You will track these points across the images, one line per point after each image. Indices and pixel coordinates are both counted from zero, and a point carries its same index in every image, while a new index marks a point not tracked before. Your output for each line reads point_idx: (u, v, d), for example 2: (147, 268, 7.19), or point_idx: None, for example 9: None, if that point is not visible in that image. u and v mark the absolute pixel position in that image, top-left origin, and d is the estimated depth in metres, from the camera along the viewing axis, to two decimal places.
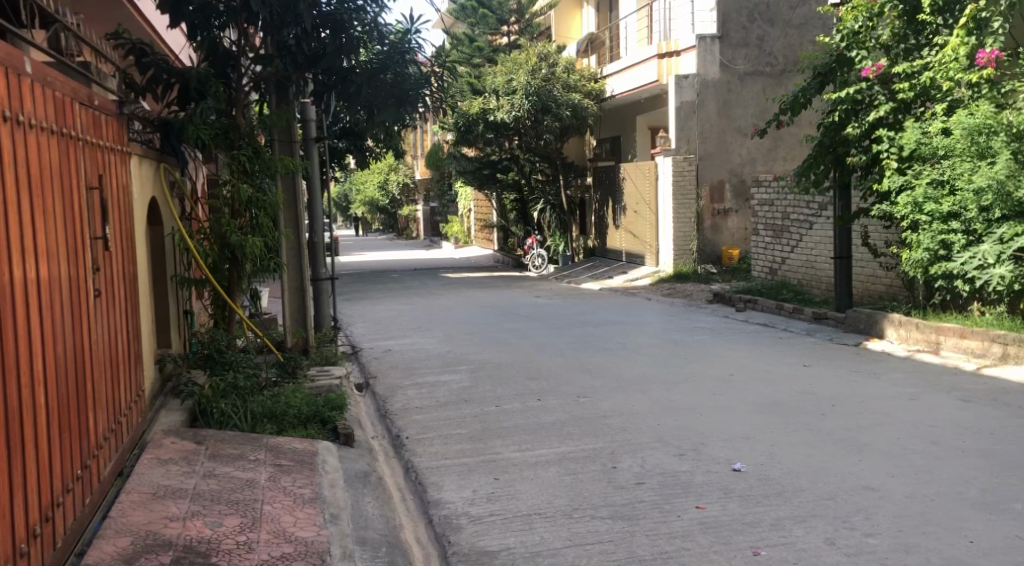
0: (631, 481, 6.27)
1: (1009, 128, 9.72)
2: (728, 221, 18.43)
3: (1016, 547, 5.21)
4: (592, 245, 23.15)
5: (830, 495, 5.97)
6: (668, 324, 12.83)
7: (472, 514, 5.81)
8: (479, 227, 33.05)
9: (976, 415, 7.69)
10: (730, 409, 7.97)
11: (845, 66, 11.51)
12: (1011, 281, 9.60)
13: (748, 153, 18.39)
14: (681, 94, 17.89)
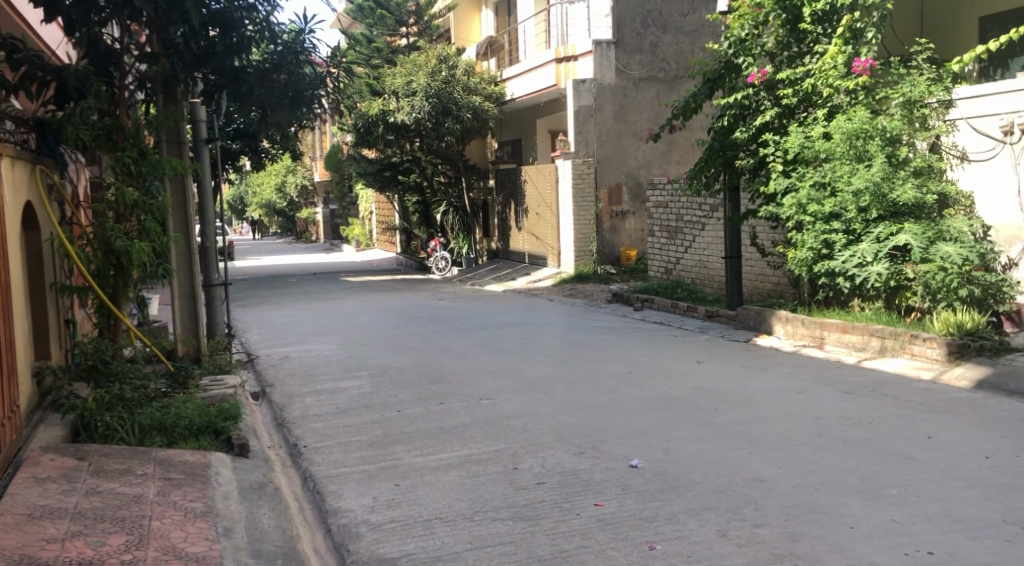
0: (532, 481, 6.37)
1: (883, 133, 10.15)
2: (625, 222, 18.72)
3: (892, 531, 5.49)
4: (495, 247, 23.19)
5: (722, 488, 6.18)
6: (569, 325, 13.01)
7: (372, 521, 5.82)
8: (380, 231, 32.84)
9: (858, 406, 8.05)
10: (628, 406, 8.15)
11: (733, 73, 11.85)
12: (887, 277, 10.03)
13: (645, 157, 18.73)
14: (579, 98, 18.20)
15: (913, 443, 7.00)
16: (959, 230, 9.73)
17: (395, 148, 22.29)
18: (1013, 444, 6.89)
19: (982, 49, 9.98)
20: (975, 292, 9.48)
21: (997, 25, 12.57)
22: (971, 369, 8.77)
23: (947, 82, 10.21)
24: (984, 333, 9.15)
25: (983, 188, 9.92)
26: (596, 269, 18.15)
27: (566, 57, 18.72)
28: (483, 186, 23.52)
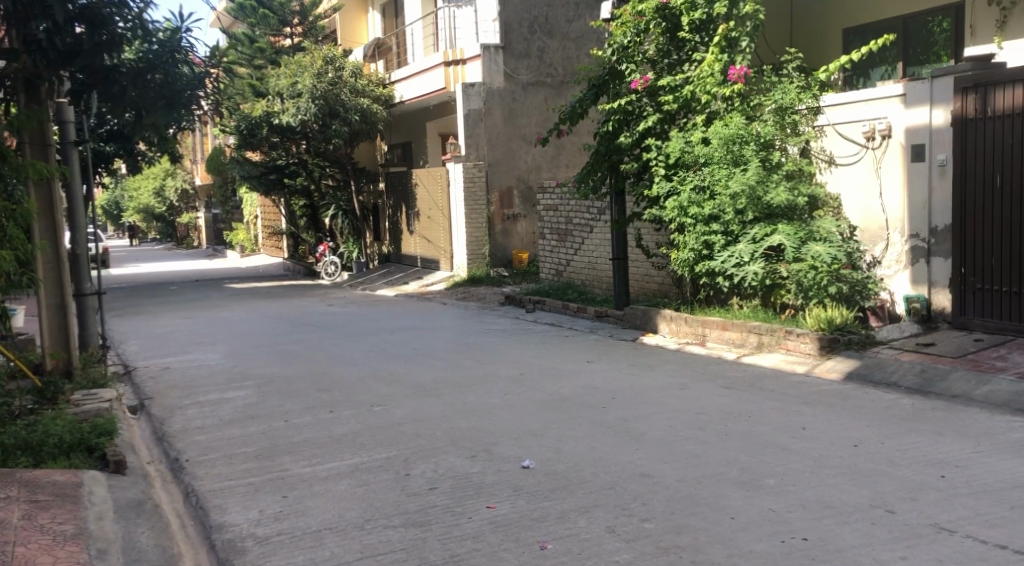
0: (425, 486, 6.44)
1: (757, 138, 10.62)
2: (517, 226, 18.93)
3: (769, 520, 5.77)
4: (387, 251, 23.07)
5: (610, 484, 6.37)
6: (460, 328, 13.12)
7: (259, 535, 5.79)
8: (265, 235, 32.30)
9: (738, 400, 8.39)
10: (520, 408, 8.29)
11: (617, 79, 12.11)
12: (764, 276, 10.40)
13: (534, 160, 18.95)
14: (468, 102, 18.33)
15: (789, 434, 7.35)
16: (828, 231, 10.21)
17: (281, 149, 22.02)
18: (880, 432, 7.31)
19: (848, 58, 10.49)
20: (844, 289, 9.88)
21: (858, 37, 13.22)
22: (841, 362, 9.20)
23: (816, 90, 10.68)
24: (852, 327, 9.66)
25: (849, 191, 10.46)
26: (488, 272, 18.31)
27: (455, 60, 18.83)
28: (373, 189, 23.36)
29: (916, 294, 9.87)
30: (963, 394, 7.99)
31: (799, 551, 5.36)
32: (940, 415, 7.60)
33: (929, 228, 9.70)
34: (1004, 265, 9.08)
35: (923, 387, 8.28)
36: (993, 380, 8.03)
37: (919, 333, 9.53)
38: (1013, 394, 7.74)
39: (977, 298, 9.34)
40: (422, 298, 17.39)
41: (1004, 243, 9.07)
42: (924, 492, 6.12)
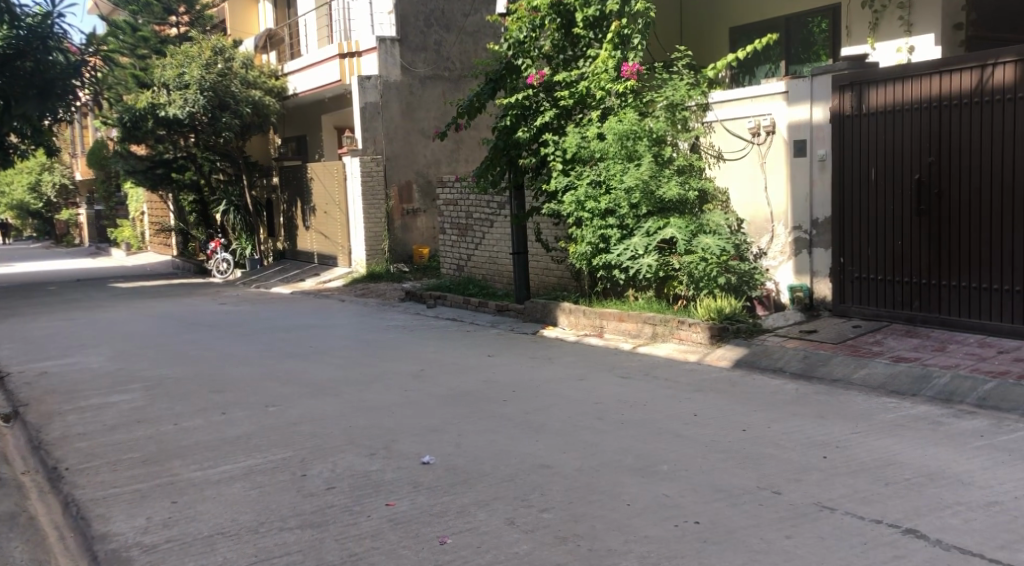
0: (321, 487, 6.33)
1: (650, 134, 10.84)
2: (417, 221, 18.96)
3: (665, 505, 5.88)
4: (281, 247, 22.77)
5: (510, 476, 6.31)
6: (357, 326, 13.04)
7: (145, 543, 5.62)
8: (152, 232, 31.51)
9: (634, 389, 8.55)
10: (419, 403, 8.27)
11: (513, 74, 12.20)
12: (657, 268, 10.62)
13: (433, 154, 18.99)
14: (365, 94, 18.17)
15: (682, 421, 7.54)
16: (717, 224, 10.55)
17: (167, 143, 21.51)
18: (768, 417, 7.58)
19: (734, 56, 10.83)
20: (732, 280, 10.27)
21: (744, 36, 13.65)
22: (731, 350, 9.49)
23: (704, 87, 11.02)
24: (740, 317, 9.95)
25: (737, 184, 10.83)
26: (388, 268, 18.23)
27: (349, 52, 18.66)
28: (266, 183, 22.95)
29: (799, 283, 10.28)
30: (843, 377, 8.38)
31: (693, 534, 5.48)
32: (823, 400, 7.94)
33: (811, 220, 10.12)
34: (879, 255, 9.54)
35: (806, 372, 8.66)
36: (870, 364, 8.44)
37: (803, 321, 9.95)
38: (888, 376, 8.17)
39: (855, 286, 9.80)
40: (319, 296, 17.22)
41: (879, 234, 9.52)
42: (808, 473, 6.41)
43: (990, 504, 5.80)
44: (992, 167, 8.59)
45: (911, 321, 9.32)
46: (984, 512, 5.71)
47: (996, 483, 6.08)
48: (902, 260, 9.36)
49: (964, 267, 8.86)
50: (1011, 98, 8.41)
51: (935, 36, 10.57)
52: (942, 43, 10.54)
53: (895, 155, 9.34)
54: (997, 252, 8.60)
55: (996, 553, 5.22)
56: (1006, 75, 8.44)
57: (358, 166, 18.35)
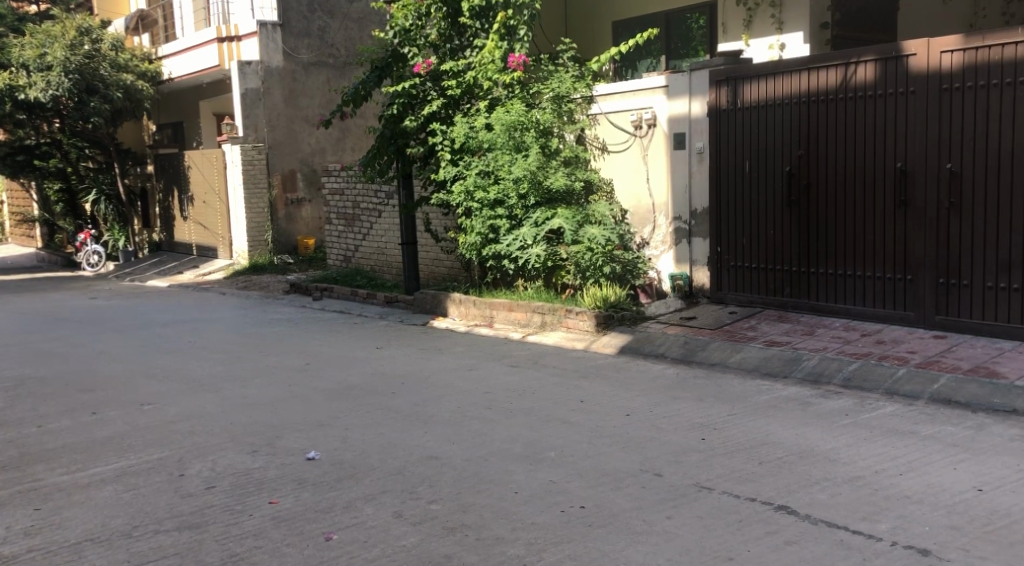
0: (200, 486, 6.21)
1: (537, 125, 10.94)
2: (301, 211, 18.72)
3: (552, 491, 5.99)
4: (158, 239, 22.16)
5: (398, 469, 6.34)
6: (240, 319, 12.78)
7: (9, 553, 5.41)
8: (14, 223, 30.19)
9: (522, 377, 8.66)
10: (305, 398, 8.19)
11: (399, 62, 12.03)
12: (545, 258, 10.76)
13: (317, 143, 18.76)
14: (245, 81, 17.72)
15: (568, 407, 7.69)
16: (602, 215, 10.72)
17: (28, 128, 20.38)
18: (650, 402, 7.80)
19: (617, 51, 11.05)
20: (617, 268, 10.45)
21: (627, 30, 13.92)
22: (616, 337, 9.67)
23: (589, 80, 11.24)
24: (625, 305, 10.14)
25: (621, 176, 11.07)
26: (272, 259, 17.91)
27: (229, 36, 18.29)
28: (140, 172, 22.23)
29: (679, 272, 10.61)
30: (720, 362, 8.69)
31: (578, 519, 5.62)
32: (702, 384, 8.21)
33: (690, 211, 10.44)
34: (754, 244, 9.92)
35: (687, 357, 8.93)
36: (745, 349, 8.79)
37: (683, 308, 10.28)
38: (762, 360, 8.51)
39: (732, 274, 10.17)
40: (199, 289, 16.78)
41: (754, 224, 9.89)
42: (688, 454, 6.66)
43: (854, 479, 6.15)
44: (856, 160, 9.03)
45: (784, 307, 9.73)
46: (849, 486, 6.05)
47: (860, 459, 6.44)
48: (775, 250, 9.75)
49: (832, 255, 9.28)
50: (872, 95, 8.86)
51: (804, 34, 11.00)
52: (811, 40, 10.98)
53: (768, 148, 9.71)
54: (861, 240, 9.05)
55: (859, 524, 5.54)
56: (867, 74, 8.88)
57: (238, 154, 17.87)
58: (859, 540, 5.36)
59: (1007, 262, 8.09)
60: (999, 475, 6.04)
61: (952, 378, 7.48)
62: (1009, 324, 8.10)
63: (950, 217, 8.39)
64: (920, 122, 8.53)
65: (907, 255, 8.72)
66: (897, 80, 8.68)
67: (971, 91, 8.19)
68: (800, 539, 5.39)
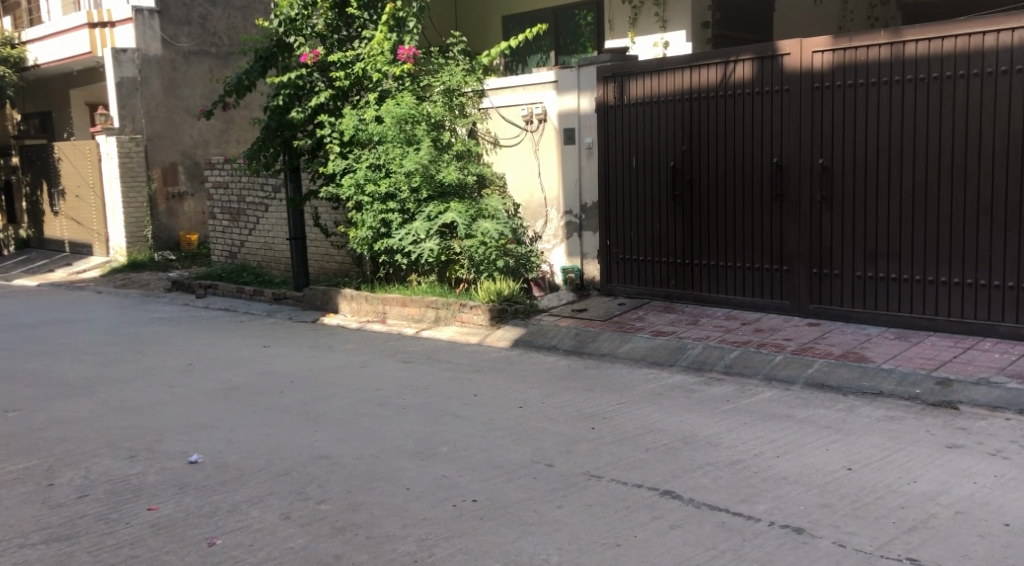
0: (73, 496, 6.10)
1: (428, 118, 10.97)
2: (183, 205, 18.30)
3: (443, 486, 6.11)
4: (26, 235, 21.36)
5: (286, 470, 6.36)
6: (119, 319, 12.49)
7: None
8: None
9: (415, 373, 8.75)
10: (188, 400, 8.11)
11: (285, 52, 11.75)
12: (438, 252, 10.75)
13: (200, 135, 18.32)
14: (121, 69, 17.16)
15: (460, 402, 7.80)
16: (495, 208, 10.80)
17: None
18: (540, 394, 7.98)
19: (506, 45, 11.13)
20: (510, 263, 10.64)
21: (516, 25, 14.10)
22: (510, 330, 9.82)
23: (479, 74, 11.35)
24: (518, 299, 10.31)
25: (512, 171, 11.26)
26: (151, 256, 17.51)
27: (101, 22, 17.83)
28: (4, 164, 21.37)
29: (571, 265, 10.87)
30: (609, 352, 8.93)
31: (469, 513, 5.74)
32: (590, 375, 8.43)
33: (580, 205, 10.71)
34: (641, 237, 10.20)
35: (578, 348, 9.14)
36: (633, 339, 9.04)
37: (575, 300, 10.51)
38: (649, 349, 8.79)
39: (620, 267, 10.45)
40: (73, 288, 16.27)
41: (640, 218, 10.18)
42: (577, 444, 6.85)
43: (734, 463, 6.43)
44: (735, 156, 9.37)
45: (669, 298, 10.05)
46: (729, 470, 6.33)
47: (739, 443, 6.74)
48: (661, 243, 10.05)
49: (714, 248, 9.63)
50: (750, 93, 9.21)
51: (686, 33, 11.33)
52: (692, 39, 11.32)
53: (654, 144, 9.99)
54: (741, 233, 9.41)
55: (738, 506, 5.81)
56: (745, 73, 9.23)
57: (114, 146, 17.28)
58: (738, 521, 5.61)
59: (874, 253, 8.53)
60: (867, 454, 6.40)
61: (825, 362, 7.87)
62: (876, 311, 8.56)
63: (822, 210, 8.80)
64: (794, 120, 8.91)
65: (783, 247, 9.11)
66: (772, 78, 9.04)
67: (840, 90, 8.60)
68: (683, 523, 5.61)
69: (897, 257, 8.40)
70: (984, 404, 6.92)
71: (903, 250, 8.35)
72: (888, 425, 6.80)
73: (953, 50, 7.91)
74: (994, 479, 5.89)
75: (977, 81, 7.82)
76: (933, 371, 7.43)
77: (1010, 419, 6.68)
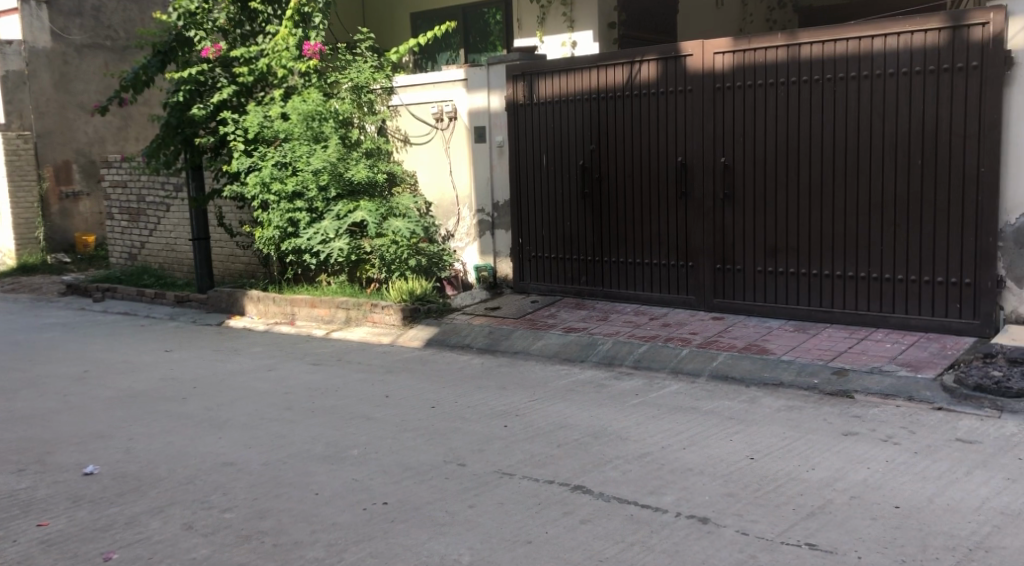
0: None
1: (335, 116, 10.95)
2: (79, 205, 17.66)
3: (353, 489, 6.11)
4: None
5: (189, 479, 6.29)
6: (12, 326, 12.10)
7: None
8: None
9: (324, 375, 8.69)
10: (84, 409, 7.92)
11: (184, 47, 11.50)
12: (348, 252, 10.65)
13: (96, 132, 17.67)
14: (6, 62, 16.60)
15: (371, 403, 7.80)
16: (405, 207, 10.81)
17: None
18: (451, 393, 8.01)
19: (415, 42, 11.13)
20: (422, 262, 10.65)
21: (426, 23, 14.11)
22: (422, 330, 9.84)
23: (388, 70, 11.35)
24: (430, 298, 10.33)
25: (423, 168, 11.28)
26: (44, 258, 16.91)
27: None
28: None
29: (484, 263, 10.93)
30: (522, 350, 9.01)
31: (379, 516, 5.75)
32: (503, 373, 8.50)
33: (492, 203, 10.78)
34: (552, 235, 10.33)
35: (491, 346, 9.21)
36: (545, 336, 9.15)
37: (488, 299, 10.58)
38: (561, 346, 8.90)
39: (533, 265, 10.56)
40: None
41: (552, 216, 10.30)
42: (490, 442, 6.91)
43: (643, 456, 6.57)
44: (642, 154, 9.55)
45: (581, 295, 10.20)
46: (637, 463, 6.47)
47: (647, 436, 6.88)
48: (571, 241, 10.19)
49: (622, 245, 9.79)
50: (655, 93, 9.38)
51: (592, 32, 11.48)
52: (599, 39, 11.48)
53: (563, 142, 10.10)
54: (648, 230, 9.58)
55: (646, 499, 5.93)
56: (651, 73, 9.40)
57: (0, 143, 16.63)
58: (646, 513, 5.73)
59: (773, 249, 8.80)
60: (769, 444, 6.60)
61: (729, 355, 8.08)
62: (777, 305, 8.84)
63: (725, 207, 9.03)
64: (697, 119, 9.12)
65: (687, 244, 9.32)
66: (675, 79, 9.23)
67: (741, 90, 8.83)
68: (593, 517, 5.71)
69: (796, 252, 8.68)
70: (877, 392, 7.19)
71: (802, 245, 8.63)
72: (788, 414, 7.02)
73: (845, 53, 8.20)
74: (886, 463, 6.13)
75: (866, 82, 8.12)
76: (829, 362, 7.70)
77: (901, 406, 6.96)
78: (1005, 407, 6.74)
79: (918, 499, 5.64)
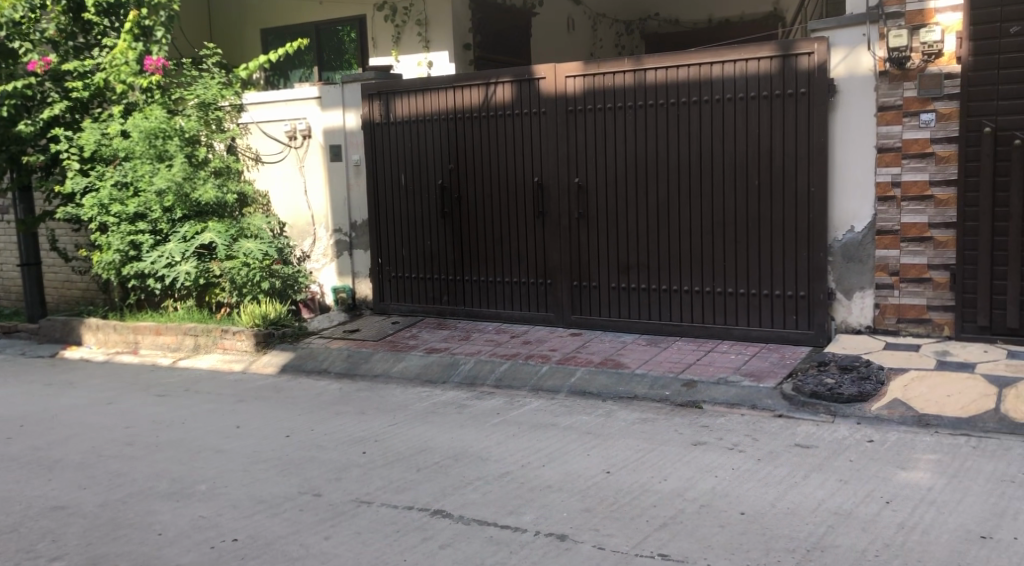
0: None
1: (180, 134, 10.48)
2: None
3: (199, 527, 5.90)
4: None
5: (12, 527, 5.96)
6: None
7: None
8: None
9: (169, 407, 8.37)
10: None
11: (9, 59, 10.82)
12: (196, 275, 10.31)
13: None
14: None
15: (220, 435, 7.56)
16: (257, 228, 10.62)
17: None
18: (304, 421, 7.84)
19: (265, 59, 10.90)
20: (276, 284, 10.35)
21: (277, 38, 13.91)
22: (276, 355, 9.63)
23: (236, 87, 11.11)
24: (284, 322, 10.12)
25: (277, 188, 11.07)
26: None
27: None
28: None
29: (342, 285, 10.81)
30: (382, 372, 8.92)
31: (227, 553, 5.58)
32: (362, 397, 8.38)
33: (350, 223, 10.69)
34: (412, 255, 10.29)
35: (349, 370, 9.08)
36: (406, 357, 9.07)
37: (346, 321, 10.45)
38: (421, 367, 8.84)
39: (393, 285, 10.49)
40: None
41: (412, 236, 10.26)
42: (347, 470, 6.79)
43: (502, 475, 6.57)
44: (498, 174, 9.62)
45: (442, 315, 10.18)
46: (498, 483, 6.46)
47: (506, 455, 6.90)
48: (431, 261, 10.17)
49: (481, 264, 9.84)
50: (509, 115, 9.47)
51: (448, 53, 11.54)
52: (455, 60, 11.55)
53: (421, 163, 10.09)
54: (505, 249, 9.65)
55: (505, 519, 5.92)
56: (505, 95, 9.48)
57: None
58: (505, 534, 5.73)
59: (626, 265, 8.99)
60: (624, 457, 6.71)
61: (586, 370, 8.19)
62: (631, 319, 9.02)
63: (580, 226, 9.18)
64: (550, 140, 9.25)
65: (545, 262, 9.42)
66: (529, 101, 9.35)
67: (591, 113, 9.01)
68: (453, 541, 5.67)
69: (646, 268, 8.89)
70: (723, 401, 7.43)
71: (653, 261, 8.84)
72: (641, 427, 7.16)
73: (687, 78, 8.47)
74: (733, 471, 6.32)
75: (707, 107, 8.41)
76: (679, 374, 7.90)
77: (745, 415, 7.20)
78: (838, 412, 7.06)
79: (761, 504, 5.82)
